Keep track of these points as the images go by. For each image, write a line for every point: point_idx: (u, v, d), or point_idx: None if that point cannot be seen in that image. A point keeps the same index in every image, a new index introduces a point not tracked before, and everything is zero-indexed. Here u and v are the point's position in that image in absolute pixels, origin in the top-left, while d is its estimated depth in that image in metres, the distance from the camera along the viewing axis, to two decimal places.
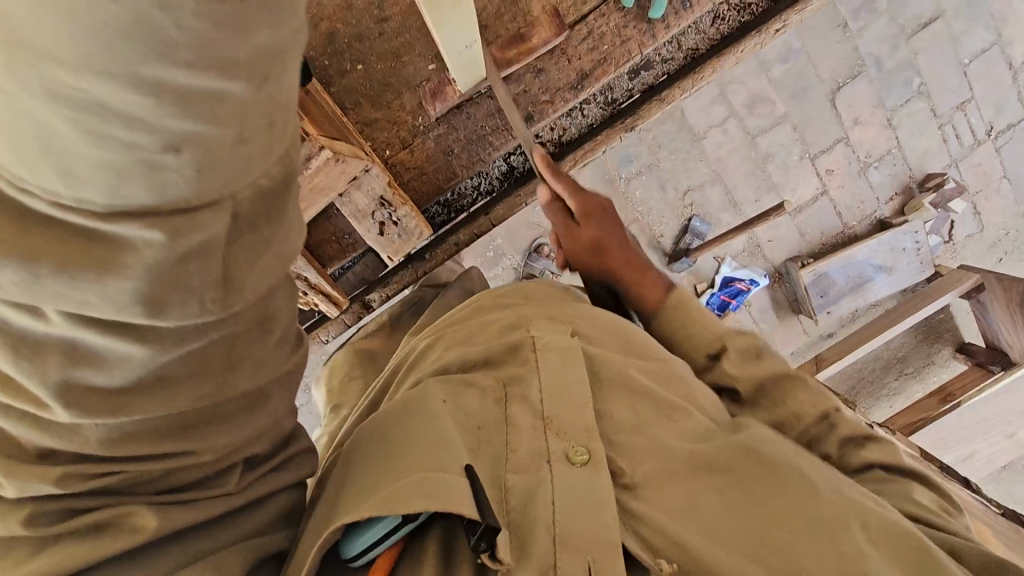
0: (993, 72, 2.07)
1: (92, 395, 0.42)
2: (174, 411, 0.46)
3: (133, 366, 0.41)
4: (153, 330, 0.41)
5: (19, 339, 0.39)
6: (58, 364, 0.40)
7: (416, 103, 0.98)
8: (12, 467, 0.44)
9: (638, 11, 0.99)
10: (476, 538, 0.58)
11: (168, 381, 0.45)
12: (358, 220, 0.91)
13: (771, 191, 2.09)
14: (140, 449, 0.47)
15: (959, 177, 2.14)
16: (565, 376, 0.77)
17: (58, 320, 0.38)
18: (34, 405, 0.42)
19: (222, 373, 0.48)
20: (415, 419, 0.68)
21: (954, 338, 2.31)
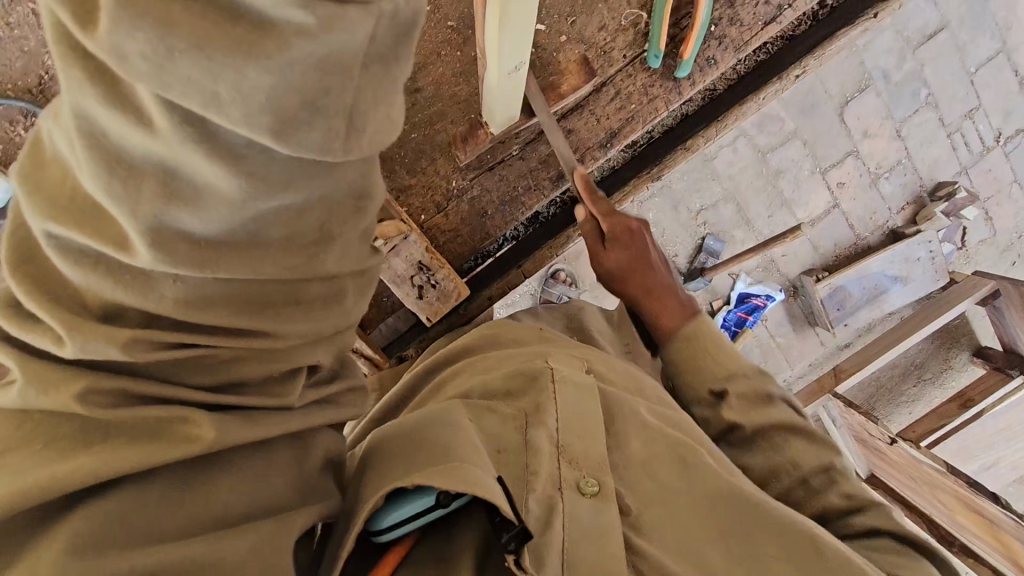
0: (998, 80, 2.10)
1: (179, 239, 0.40)
2: (261, 278, 0.45)
3: (233, 246, 0.42)
4: (264, 161, 0.39)
5: (115, 157, 0.36)
6: (152, 189, 0.37)
7: (450, 168, 1.03)
8: (76, 322, 0.41)
9: (665, 70, 1.02)
10: (509, 537, 0.57)
11: (257, 243, 0.43)
12: (398, 285, 0.96)
13: (784, 207, 2.11)
14: (224, 317, 0.45)
15: (969, 184, 2.15)
16: (586, 411, 0.79)
17: (163, 127, 0.35)
18: (114, 245, 0.39)
19: (311, 247, 0.47)
20: (444, 429, 0.65)
21: (971, 342, 2.32)
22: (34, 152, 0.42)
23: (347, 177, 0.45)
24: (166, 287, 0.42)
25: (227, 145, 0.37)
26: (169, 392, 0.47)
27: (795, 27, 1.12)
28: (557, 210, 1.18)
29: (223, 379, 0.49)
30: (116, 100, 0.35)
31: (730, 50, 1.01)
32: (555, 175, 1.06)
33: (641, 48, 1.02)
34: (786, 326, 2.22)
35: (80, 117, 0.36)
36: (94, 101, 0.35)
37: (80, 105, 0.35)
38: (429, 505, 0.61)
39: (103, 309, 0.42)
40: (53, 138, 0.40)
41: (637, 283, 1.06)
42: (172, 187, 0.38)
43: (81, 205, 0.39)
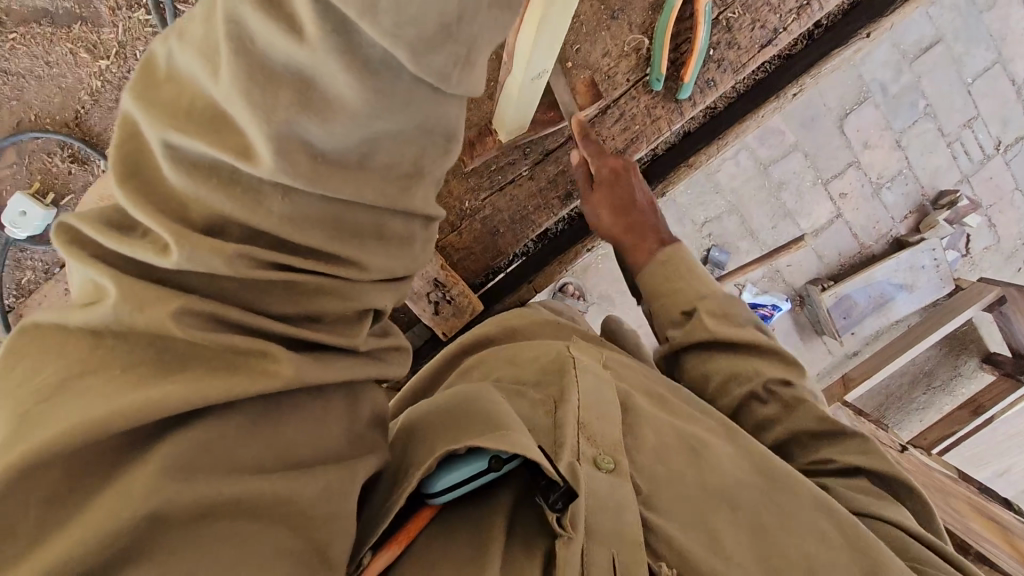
0: (996, 90, 2.13)
1: (300, 149, 0.43)
2: (357, 202, 0.48)
3: (346, 168, 0.46)
4: (387, 74, 0.42)
5: (259, 64, 0.40)
6: (285, 97, 0.41)
7: (463, 188, 1.06)
8: (187, 234, 0.43)
9: (666, 92, 1.06)
10: (555, 496, 0.64)
11: (359, 164, 0.46)
12: (414, 302, 0.99)
13: (788, 218, 2.14)
14: (322, 239, 0.48)
15: (971, 192, 2.18)
16: (608, 398, 0.83)
17: (311, 34, 0.39)
18: (235, 151, 0.42)
19: (405, 179, 0.50)
20: (479, 403, 0.69)
21: (980, 348, 2.33)
22: (149, 77, 0.45)
23: (436, 110, 0.47)
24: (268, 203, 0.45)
25: (359, 56, 0.41)
26: (258, 321, 0.48)
27: (793, 47, 1.15)
28: (566, 225, 1.21)
29: (305, 311, 0.50)
30: (273, 9, 0.39)
31: (729, 72, 1.05)
32: (563, 193, 1.10)
33: (643, 73, 1.06)
34: (794, 335, 2.23)
35: (230, 22, 0.40)
36: (247, 9, 0.39)
37: (234, 11, 0.40)
38: (482, 468, 0.65)
39: (206, 221, 0.44)
40: (179, 58, 0.44)
41: (629, 212, 1.06)
42: (309, 96, 0.41)
43: (206, 116, 0.42)
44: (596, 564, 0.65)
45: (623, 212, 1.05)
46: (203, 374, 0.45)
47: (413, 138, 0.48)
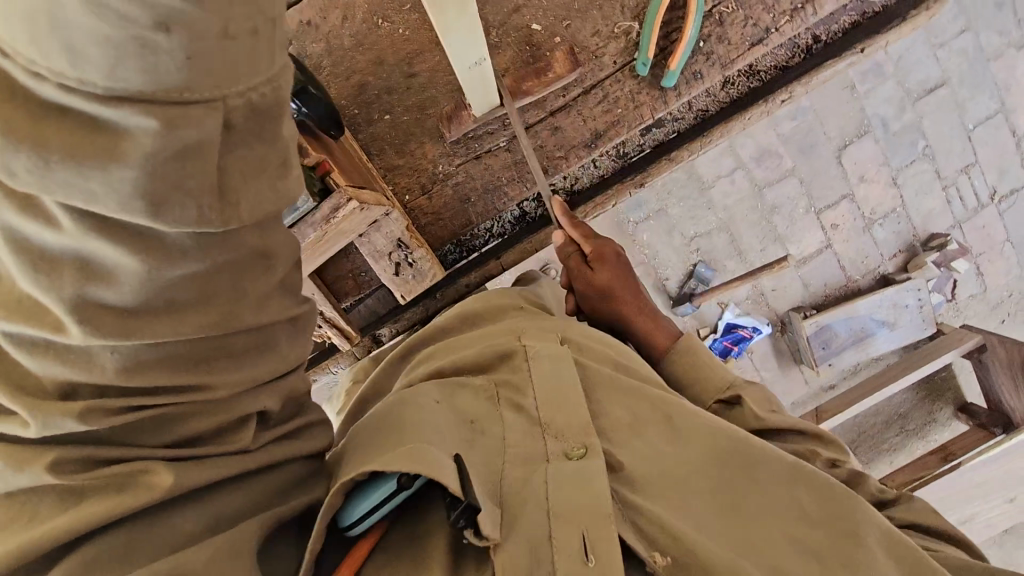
0: (996, 139, 2.14)
1: (102, 311, 0.48)
2: (181, 338, 0.53)
3: (159, 314, 0.51)
4: (159, 243, 0.48)
5: (39, 253, 0.46)
6: (70, 276, 0.47)
7: (439, 155, 1.10)
8: (37, 401, 0.51)
9: (653, 78, 1.09)
10: (456, 513, 0.64)
11: (172, 308, 0.51)
12: (377, 259, 0.97)
13: (778, 243, 2.14)
14: (161, 376, 0.53)
15: (962, 238, 2.18)
16: (561, 380, 0.86)
17: (67, 227, 0.45)
18: (54, 330, 0.48)
19: (225, 307, 0.55)
20: (409, 409, 0.74)
21: (956, 397, 2.31)
22: None
23: (229, 246, 0.52)
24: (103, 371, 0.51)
25: (121, 231, 0.46)
26: (111, 454, 0.55)
27: (789, 58, 1.16)
28: (544, 211, 1.22)
29: (177, 434, 0.58)
30: (27, 208, 0.44)
31: (716, 67, 1.07)
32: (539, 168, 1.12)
33: (631, 57, 1.09)
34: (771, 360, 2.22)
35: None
36: (14, 216, 0.44)
37: None
38: (393, 488, 0.67)
39: (66, 388, 0.51)
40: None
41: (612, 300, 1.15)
42: (90, 272, 0.47)
43: (25, 307, 0.48)
44: (561, 548, 0.68)
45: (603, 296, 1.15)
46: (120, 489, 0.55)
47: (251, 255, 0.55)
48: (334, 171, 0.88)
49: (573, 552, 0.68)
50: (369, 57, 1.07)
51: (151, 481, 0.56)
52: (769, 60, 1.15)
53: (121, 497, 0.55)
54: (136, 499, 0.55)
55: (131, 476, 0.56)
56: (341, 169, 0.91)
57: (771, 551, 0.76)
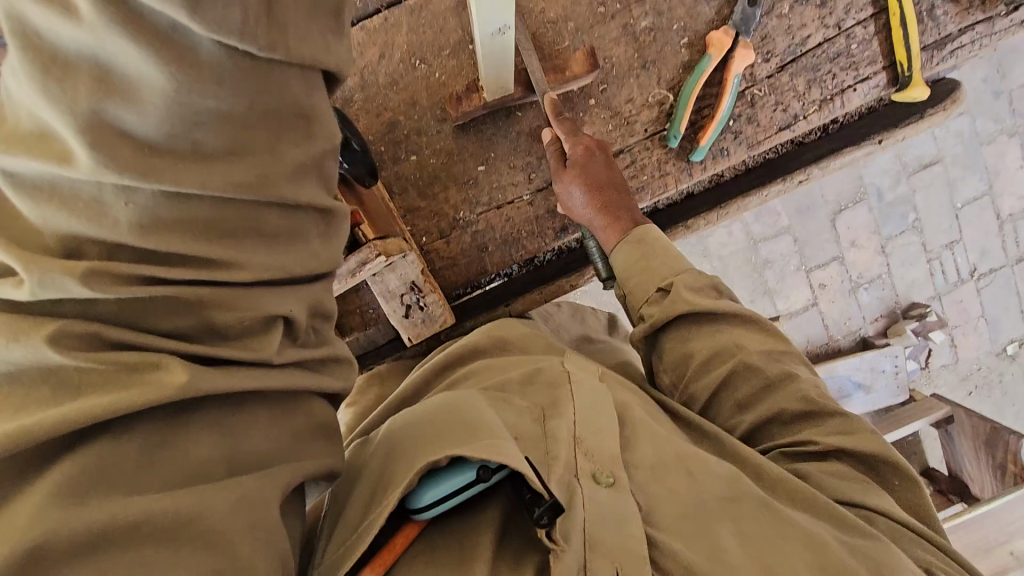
0: (981, 220, 2.23)
1: (121, 140, 0.42)
2: (208, 195, 0.47)
3: (180, 158, 0.45)
4: (193, 56, 0.43)
5: (53, 57, 0.40)
6: (89, 90, 0.41)
7: (461, 200, 1.07)
8: (34, 256, 0.43)
9: (681, 151, 1.06)
10: (540, 510, 0.63)
11: (199, 153, 0.46)
12: (387, 299, 0.98)
13: (766, 296, 2.18)
14: (183, 242, 0.47)
15: (941, 310, 2.25)
16: (600, 408, 0.85)
17: (89, 20, 0.39)
18: (57, 159, 0.42)
19: (258, 165, 0.49)
20: (465, 408, 0.74)
21: (920, 461, 2.37)
22: None
23: (251, 84, 0.47)
24: (111, 205, 0.44)
25: (162, 34, 0.41)
26: (137, 340, 0.48)
27: (806, 135, 1.16)
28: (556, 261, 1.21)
29: (201, 323, 0.50)
30: (53, 5, 0.39)
31: (743, 146, 1.06)
32: (559, 226, 1.10)
33: (662, 127, 1.06)
34: None
35: (10, 19, 0.39)
36: (33, 9, 0.39)
37: (11, 6, 0.39)
38: (472, 478, 0.68)
39: (69, 245, 0.44)
40: (6, 90, 0.43)
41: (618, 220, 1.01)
42: (110, 84, 0.41)
43: (32, 134, 0.42)
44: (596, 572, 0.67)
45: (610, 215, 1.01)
46: (128, 382, 0.47)
47: (270, 107, 0.49)
48: (363, 223, 0.95)
49: None
50: (402, 96, 1.07)
51: (163, 376, 0.48)
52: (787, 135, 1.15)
53: (118, 393, 0.46)
54: (143, 396, 0.46)
55: (138, 368, 0.47)
56: (370, 219, 0.97)
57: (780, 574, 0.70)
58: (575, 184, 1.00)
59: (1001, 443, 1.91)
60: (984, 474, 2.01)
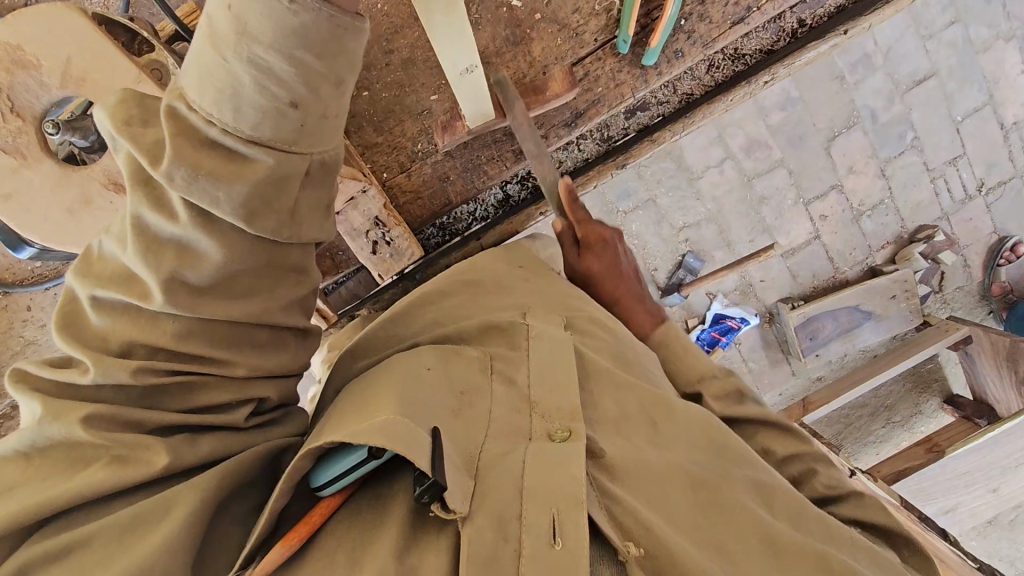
0: (984, 131, 2.15)
1: (181, 286, 0.60)
2: (227, 320, 0.64)
3: (212, 292, 0.62)
4: (215, 225, 0.60)
5: (137, 226, 0.59)
6: (170, 259, 0.59)
7: (419, 132, 1.05)
8: (105, 356, 0.60)
9: (632, 58, 1.00)
10: (420, 490, 0.60)
11: (223, 290, 0.63)
12: (354, 237, 1.03)
13: (766, 234, 2.14)
14: (200, 346, 0.63)
15: (950, 230, 2.18)
16: (555, 362, 0.80)
17: (184, 220, 0.58)
18: (139, 296, 0.60)
19: (279, 272, 0.67)
20: (406, 378, 0.70)
21: (942, 389, 2.29)
22: (84, 261, 0.64)
23: (244, 245, 0.62)
24: (164, 326, 0.61)
25: (222, 223, 0.60)
26: (145, 418, 0.62)
27: (773, 42, 1.13)
28: (528, 194, 1.20)
29: (182, 404, 0.64)
30: (160, 209, 0.59)
31: (697, 46, 0.99)
32: (519, 147, 1.09)
33: (611, 35, 0.99)
34: (759, 352, 2.21)
35: (135, 219, 0.59)
36: (147, 211, 0.59)
37: (136, 212, 0.59)
38: (364, 458, 0.63)
39: (122, 347, 0.61)
40: (105, 248, 0.63)
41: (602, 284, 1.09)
42: (179, 251, 0.60)
43: (119, 277, 0.61)
44: (532, 525, 0.61)
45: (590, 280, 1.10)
46: (126, 464, 0.60)
47: (267, 262, 0.65)
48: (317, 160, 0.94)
49: (540, 532, 0.61)
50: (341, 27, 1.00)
51: (148, 459, 0.60)
52: (754, 43, 1.13)
53: (123, 472, 0.59)
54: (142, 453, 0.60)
55: (132, 451, 0.60)
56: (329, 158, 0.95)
57: (724, 540, 0.71)
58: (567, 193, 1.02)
59: None
60: (1008, 393, 1.95)
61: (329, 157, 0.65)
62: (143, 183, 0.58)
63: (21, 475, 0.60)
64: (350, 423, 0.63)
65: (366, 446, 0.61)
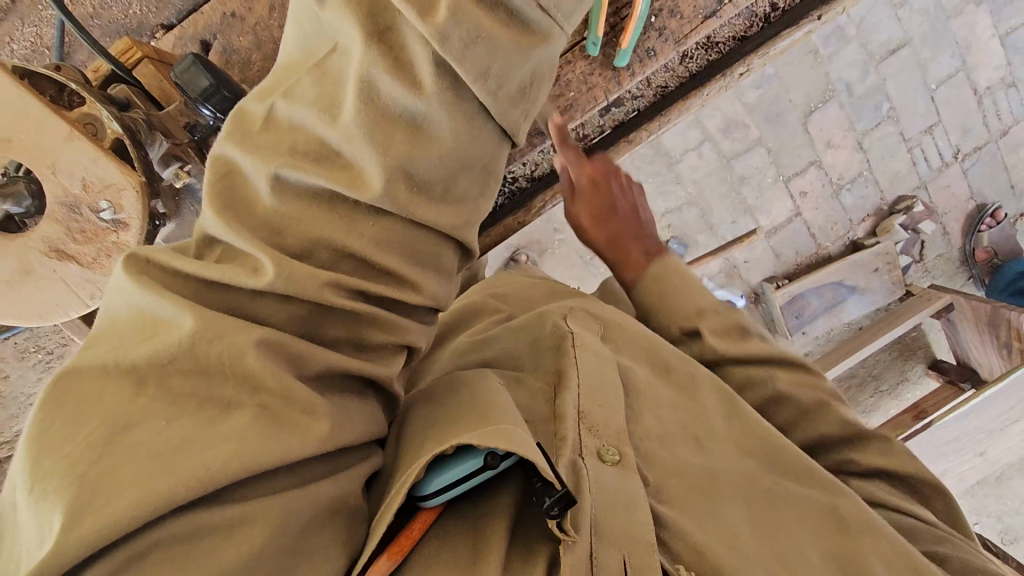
0: (958, 97, 2.15)
1: (362, 213, 0.47)
2: (382, 284, 0.49)
3: (384, 245, 0.48)
4: (412, 144, 0.46)
5: (306, 133, 0.46)
6: (399, 141, 0.46)
7: None
8: (207, 325, 0.42)
9: (604, 59, 0.94)
10: (549, 502, 0.51)
11: (363, 261, 0.47)
12: None
13: (747, 214, 2.13)
14: (336, 328, 0.48)
15: (928, 199, 2.19)
16: (603, 378, 0.74)
17: (430, 90, 0.45)
18: (348, 183, 0.46)
19: (456, 229, 0.52)
20: (475, 388, 0.61)
21: (927, 354, 2.31)
22: (239, 130, 0.47)
23: (481, 140, 0.50)
24: (357, 228, 0.47)
25: (469, 106, 0.48)
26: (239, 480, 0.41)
27: (747, 28, 1.10)
28: (507, 200, 1.14)
29: (353, 338, 0.49)
30: (399, 70, 0.45)
31: (669, 44, 0.92)
32: None
33: (581, 36, 0.93)
34: None
35: (278, 170, 0.45)
36: (321, 119, 0.46)
37: (364, 74, 0.45)
38: (478, 466, 0.54)
39: (303, 248, 0.46)
40: (285, 113, 0.47)
41: (606, 218, 0.99)
42: (348, 170, 0.46)
43: (313, 154, 0.46)
44: (605, 566, 0.56)
45: (603, 212, 0.99)
46: (279, 422, 0.43)
47: (483, 163, 0.52)
48: None
49: (611, 568, 0.56)
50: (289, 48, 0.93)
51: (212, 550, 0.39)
52: (727, 31, 1.09)
53: (288, 436, 0.42)
54: None
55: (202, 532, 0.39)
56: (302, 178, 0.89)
57: (787, 549, 0.66)
58: (581, 211, 0.98)
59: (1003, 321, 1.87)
60: (990, 357, 1.99)
61: (547, 80, 0.53)
62: (380, 36, 0.45)
63: (132, 412, 0.40)
64: (423, 441, 0.54)
65: (486, 451, 0.53)
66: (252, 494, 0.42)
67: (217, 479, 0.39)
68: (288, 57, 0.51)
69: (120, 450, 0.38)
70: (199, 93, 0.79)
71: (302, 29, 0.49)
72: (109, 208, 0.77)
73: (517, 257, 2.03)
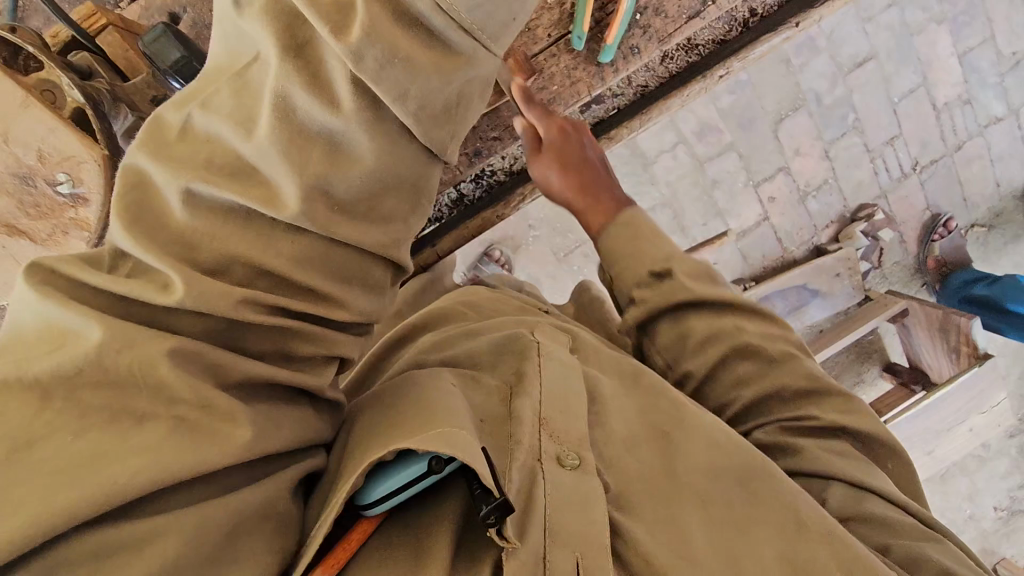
0: (918, 111, 2.23)
1: (278, 232, 0.45)
2: (303, 300, 0.47)
3: (306, 264, 0.46)
4: (342, 154, 0.45)
5: (220, 152, 0.44)
6: (319, 158, 0.44)
7: None
8: (124, 333, 0.41)
9: (587, 53, 0.94)
10: (487, 509, 0.51)
11: (280, 281, 0.46)
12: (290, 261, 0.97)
13: (717, 217, 2.16)
14: (259, 341, 0.46)
15: (888, 208, 2.27)
16: (564, 384, 0.74)
17: (349, 109, 0.44)
18: (264, 202, 0.44)
19: (381, 251, 0.50)
20: (423, 390, 0.60)
21: (882, 358, 2.39)
22: (151, 138, 0.45)
23: (407, 159, 0.48)
24: (276, 246, 0.45)
25: (391, 126, 0.46)
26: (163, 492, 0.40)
27: (726, 33, 1.11)
28: (484, 192, 1.13)
29: (281, 351, 0.48)
30: (321, 93, 0.43)
31: (654, 41, 0.93)
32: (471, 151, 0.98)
33: (565, 29, 0.94)
34: None
35: (184, 186, 0.43)
36: (231, 134, 0.44)
37: (282, 88, 0.43)
38: (421, 472, 0.53)
39: (220, 263, 0.44)
40: (201, 123, 0.45)
41: (579, 160, 0.98)
42: (259, 185, 0.44)
43: (228, 169, 0.44)
44: (556, 568, 0.55)
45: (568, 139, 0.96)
46: (198, 433, 0.41)
47: (411, 183, 0.50)
48: None
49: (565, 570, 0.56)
50: None
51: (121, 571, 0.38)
52: (707, 34, 1.10)
53: (207, 450, 0.41)
54: None
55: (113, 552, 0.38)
56: None
57: (747, 559, 0.64)
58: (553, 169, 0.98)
59: (953, 327, 1.95)
60: (940, 360, 2.07)
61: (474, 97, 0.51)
62: (298, 52, 0.43)
63: (37, 426, 0.38)
64: (368, 446, 0.52)
65: (432, 456, 0.53)
66: (170, 509, 0.40)
67: (122, 498, 0.37)
68: (215, 64, 0.48)
69: (27, 467, 0.37)
70: (169, 65, 0.76)
71: (224, 28, 0.47)
72: (68, 180, 0.73)
73: (490, 253, 2.02)
